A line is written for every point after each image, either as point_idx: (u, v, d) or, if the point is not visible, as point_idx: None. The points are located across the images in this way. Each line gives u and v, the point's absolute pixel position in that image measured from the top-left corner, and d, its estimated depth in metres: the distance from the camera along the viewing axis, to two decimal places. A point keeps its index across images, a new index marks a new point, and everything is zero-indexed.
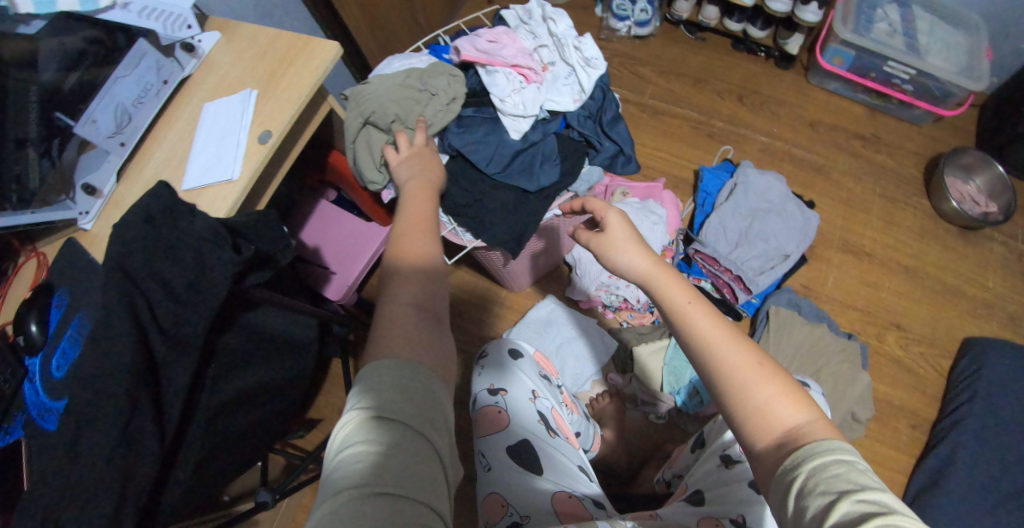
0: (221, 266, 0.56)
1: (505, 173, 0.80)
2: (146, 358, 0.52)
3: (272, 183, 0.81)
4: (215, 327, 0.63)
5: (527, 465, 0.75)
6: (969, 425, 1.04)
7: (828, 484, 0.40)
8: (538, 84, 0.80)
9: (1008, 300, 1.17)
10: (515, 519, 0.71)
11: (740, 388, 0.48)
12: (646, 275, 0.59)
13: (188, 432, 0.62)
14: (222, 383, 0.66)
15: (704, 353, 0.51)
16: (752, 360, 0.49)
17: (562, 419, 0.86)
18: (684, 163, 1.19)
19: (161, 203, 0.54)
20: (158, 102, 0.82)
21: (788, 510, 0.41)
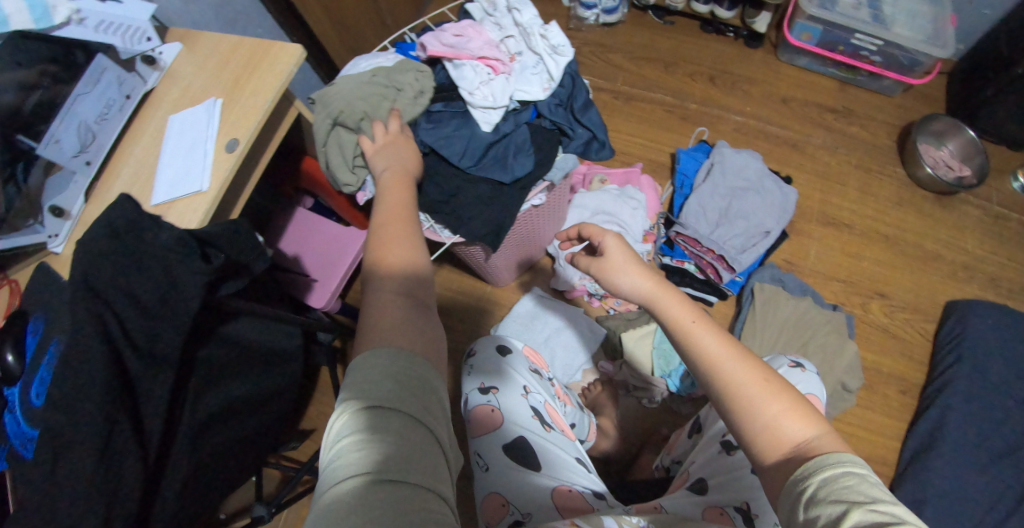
0: (193, 276, 0.55)
1: (478, 166, 0.79)
2: (120, 373, 0.51)
3: (244, 191, 0.80)
4: (191, 340, 0.62)
5: (526, 462, 0.74)
6: (957, 387, 1.06)
7: (837, 493, 0.41)
8: (506, 75, 0.80)
9: (986, 262, 1.19)
10: (518, 518, 0.70)
11: (749, 403, 0.51)
12: (649, 296, 0.61)
13: (171, 448, 0.60)
14: (204, 396, 0.64)
15: (714, 373, 0.54)
16: (759, 377, 0.52)
17: (555, 410, 0.85)
18: (660, 147, 1.19)
19: (127, 218, 0.53)
20: (122, 117, 0.81)
21: (798, 516, 0.43)
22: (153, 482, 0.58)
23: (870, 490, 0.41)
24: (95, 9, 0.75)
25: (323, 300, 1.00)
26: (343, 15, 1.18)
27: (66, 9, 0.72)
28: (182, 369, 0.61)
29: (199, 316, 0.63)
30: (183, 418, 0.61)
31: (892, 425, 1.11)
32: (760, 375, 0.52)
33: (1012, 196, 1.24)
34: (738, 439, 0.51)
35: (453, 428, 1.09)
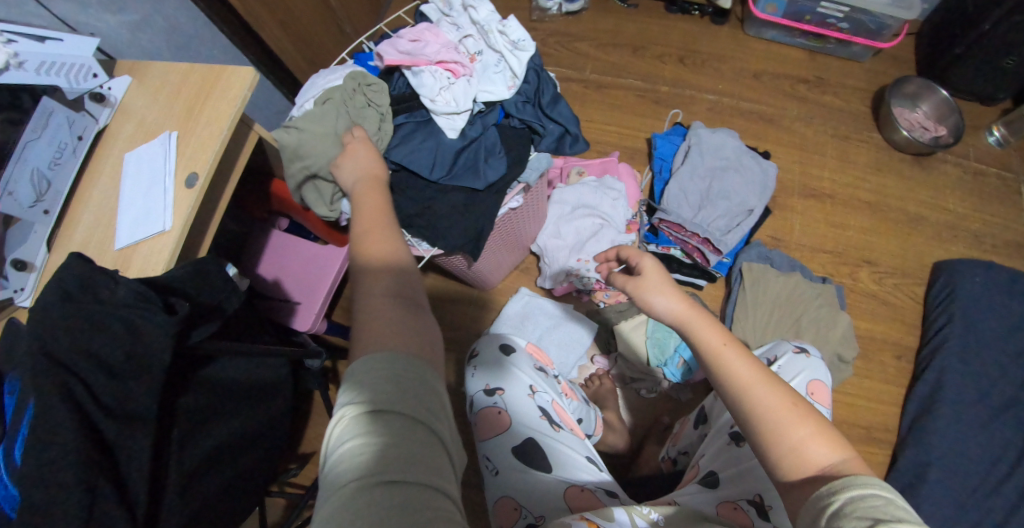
0: (159, 328, 0.53)
1: (450, 175, 0.77)
2: (93, 441, 0.47)
3: (211, 224, 0.77)
4: (168, 392, 0.59)
5: (535, 463, 0.73)
6: (951, 347, 1.07)
7: (862, 509, 0.43)
8: (468, 77, 0.78)
9: (968, 219, 1.20)
10: (531, 521, 0.68)
11: (776, 428, 0.52)
12: (682, 318, 0.60)
13: (161, 508, 0.56)
14: (188, 447, 0.61)
15: (741, 395, 0.55)
16: (788, 403, 0.53)
17: (564, 411, 0.83)
18: (636, 133, 1.17)
19: (78, 280, 0.51)
20: (77, 160, 0.77)
21: (820, 525, 0.45)
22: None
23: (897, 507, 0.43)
24: (33, 50, 0.72)
25: (309, 322, 0.98)
26: (299, 28, 1.14)
27: (3, 54, 0.69)
28: (162, 423, 0.57)
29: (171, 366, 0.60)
30: (169, 474, 0.57)
31: (890, 390, 1.11)
32: (788, 400, 0.53)
33: (988, 150, 1.26)
34: (762, 459, 0.53)
35: (455, 439, 1.07)
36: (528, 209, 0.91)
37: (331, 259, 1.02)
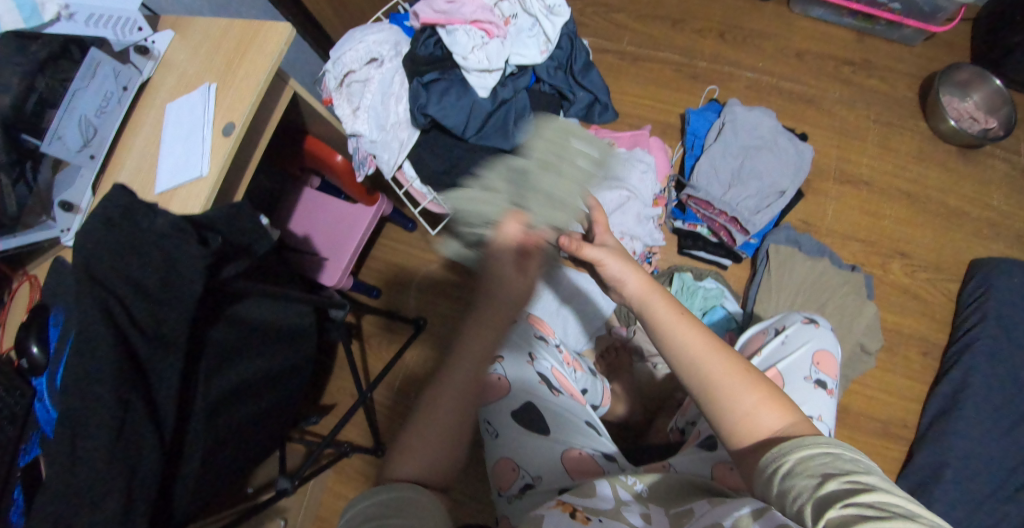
0: (195, 259, 0.55)
1: (480, 135, 0.78)
2: (129, 357, 0.51)
3: (245, 175, 0.79)
4: (197, 326, 0.62)
5: (537, 427, 0.75)
6: (980, 347, 1.04)
7: (813, 470, 0.46)
8: (501, 39, 0.78)
9: (1014, 216, 1.14)
10: (528, 481, 0.73)
11: (727, 399, 0.55)
12: (641, 299, 0.64)
13: (188, 431, 0.60)
14: (215, 379, 0.64)
15: (694, 372, 0.58)
16: (737, 373, 0.56)
17: (564, 374, 0.84)
18: (669, 108, 1.16)
19: (120, 208, 0.53)
20: (123, 109, 0.78)
21: (773, 488, 0.48)
22: (172, 464, 0.59)
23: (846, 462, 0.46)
24: (83, 2, 0.72)
25: (336, 278, 0.98)
26: None
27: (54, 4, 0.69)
28: (190, 353, 0.61)
29: (202, 301, 0.62)
30: (196, 400, 0.61)
31: (913, 387, 1.09)
32: (738, 371, 0.56)
33: None
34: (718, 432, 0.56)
35: None
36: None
37: (359, 217, 1.02)
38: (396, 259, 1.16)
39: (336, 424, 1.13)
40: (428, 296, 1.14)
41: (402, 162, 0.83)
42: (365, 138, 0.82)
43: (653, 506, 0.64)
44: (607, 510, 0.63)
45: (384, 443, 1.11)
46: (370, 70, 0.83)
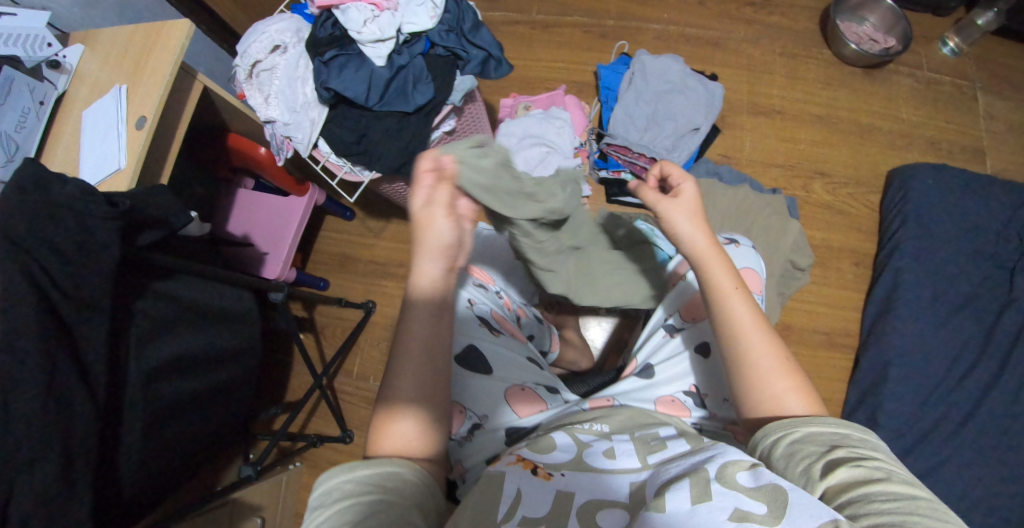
0: (102, 223, 0.58)
1: (383, 102, 0.83)
2: (52, 317, 0.55)
3: (166, 168, 0.82)
4: (121, 296, 0.65)
5: (479, 367, 0.77)
6: (906, 248, 1.09)
7: (821, 438, 0.54)
8: (393, 10, 0.82)
9: (923, 125, 1.20)
10: (476, 421, 0.75)
11: (759, 364, 0.61)
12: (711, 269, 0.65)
13: (123, 394, 0.65)
14: (148, 348, 0.68)
15: (738, 337, 0.62)
16: (777, 353, 0.61)
17: (503, 316, 0.86)
18: (583, 67, 1.21)
19: (35, 174, 0.56)
20: (41, 124, 0.81)
21: (785, 449, 0.55)
22: (112, 426, 0.64)
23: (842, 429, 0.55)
24: None
25: (278, 272, 1.03)
26: None
27: None
28: (116, 324, 0.64)
29: (119, 271, 0.64)
30: (130, 366, 0.65)
31: (849, 296, 1.14)
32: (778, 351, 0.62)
33: (943, 61, 1.24)
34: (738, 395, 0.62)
35: None
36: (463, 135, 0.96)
37: (294, 208, 1.06)
38: (344, 249, 1.20)
39: (305, 416, 1.15)
40: (378, 278, 1.17)
41: (317, 139, 0.88)
42: (279, 122, 0.87)
43: (614, 440, 0.68)
44: (569, 461, 0.64)
45: (354, 427, 1.13)
46: (275, 58, 0.87)
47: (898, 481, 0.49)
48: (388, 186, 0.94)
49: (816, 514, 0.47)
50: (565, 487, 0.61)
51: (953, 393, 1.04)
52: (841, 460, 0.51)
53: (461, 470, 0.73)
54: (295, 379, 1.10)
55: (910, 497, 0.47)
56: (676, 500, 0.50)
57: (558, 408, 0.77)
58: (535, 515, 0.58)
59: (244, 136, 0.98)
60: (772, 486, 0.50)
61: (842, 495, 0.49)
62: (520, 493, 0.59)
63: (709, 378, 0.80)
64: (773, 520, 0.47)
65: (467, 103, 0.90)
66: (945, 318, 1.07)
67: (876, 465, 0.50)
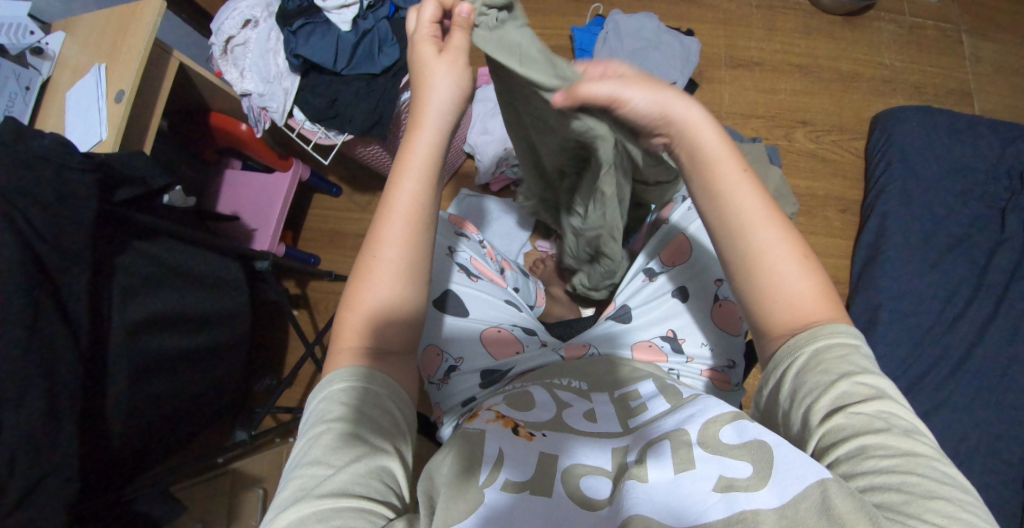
0: (83, 175, 0.61)
1: (351, 66, 0.86)
2: (35, 262, 0.58)
3: (145, 140, 0.84)
4: (103, 250, 0.68)
5: (455, 311, 0.81)
6: (893, 191, 1.07)
7: (832, 365, 0.48)
8: None
9: (907, 70, 1.18)
10: (452, 363, 0.79)
11: (769, 267, 0.53)
12: (710, 154, 0.52)
13: (105, 345, 0.68)
14: (132, 301, 0.71)
15: (741, 237, 0.53)
16: (791, 241, 0.53)
17: (483, 263, 0.89)
18: (560, 32, 1.22)
19: (15, 131, 0.59)
20: (29, 109, 0.83)
21: (786, 387, 0.51)
22: (96, 373, 0.67)
23: (859, 358, 0.49)
24: None
25: (267, 244, 1.04)
26: None
27: None
28: (98, 276, 0.67)
29: (100, 225, 0.67)
30: (113, 318, 0.68)
31: (838, 244, 1.13)
32: (787, 238, 0.53)
33: (926, 4, 1.21)
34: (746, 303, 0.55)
35: None
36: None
37: (280, 183, 1.08)
38: (335, 225, 1.23)
39: (302, 390, 1.18)
40: None
41: (292, 108, 0.91)
42: (255, 94, 0.89)
43: (594, 401, 0.67)
44: (549, 420, 0.63)
45: None
46: (247, 33, 0.89)
47: (901, 432, 0.45)
48: (363, 148, 0.98)
49: (801, 475, 0.43)
50: (548, 448, 0.58)
51: (947, 335, 0.99)
52: (846, 402, 0.47)
53: (441, 410, 0.79)
54: (290, 352, 1.12)
55: (910, 453, 0.44)
56: (657, 469, 0.49)
57: (535, 353, 0.79)
58: (520, 479, 0.53)
59: (225, 114, 1.01)
60: (757, 445, 0.48)
61: (839, 444, 0.45)
62: (502, 454, 0.56)
63: (688, 324, 0.80)
64: (758, 482, 0.45)
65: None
66: (937, 260, 1.03)
67: (881, 410, 0.46)
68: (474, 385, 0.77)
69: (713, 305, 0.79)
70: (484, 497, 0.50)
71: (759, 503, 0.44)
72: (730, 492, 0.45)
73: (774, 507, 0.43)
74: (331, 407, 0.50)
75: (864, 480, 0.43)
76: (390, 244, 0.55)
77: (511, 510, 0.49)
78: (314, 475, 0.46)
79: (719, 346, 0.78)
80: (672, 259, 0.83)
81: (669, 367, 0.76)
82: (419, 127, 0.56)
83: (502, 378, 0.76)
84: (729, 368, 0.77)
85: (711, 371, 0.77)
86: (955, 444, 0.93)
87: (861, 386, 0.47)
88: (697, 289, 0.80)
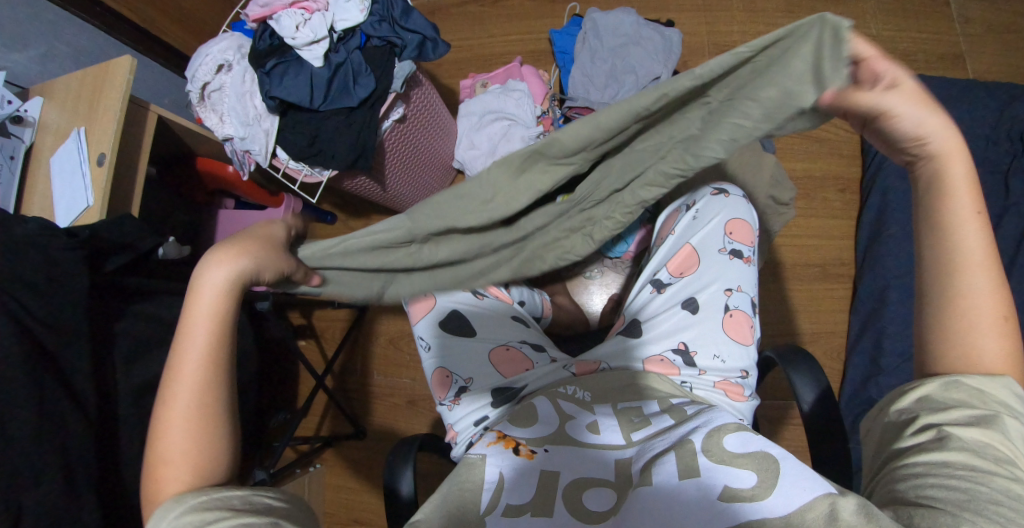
0: (69, 252, 0.63)
1: (329, 101, 0.85)
2: (35, 345, 0.59)
3: (133, 199, 0.85)
4: (100, 321, 0.69)
5: (462, 331, 0.82)
6: (892, 166, 1.05)
7: (953, 392, 0.47)
8: (323, 11, 0.85)
9: (898, 39, 1.15)
10: (461, 385, 0.79)
11: (965, 316, 0.48)
12: (960, 221, 0.48)
13: (116, 412, 0.69)
14: (135, 367, 0.72)
15: (950, 240, 0.48)
16: (999, 300, 0.48)
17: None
18: (539, 36, 1.21)
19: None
20: (15, 178, 0.83)
21: (904, 400, 0.49)
22: (109, 444, 0.68)
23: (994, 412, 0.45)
24: None
25: None
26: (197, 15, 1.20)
27: None
28: (98, 346, 0.68)
29: (94, 297, 0.68)
30: (119, 385, 0.69)
31: (841, 224, 1.11)
32: (996, 299, 0.48)
33: None
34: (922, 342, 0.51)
35: None
36: (418, 120, 0.98)
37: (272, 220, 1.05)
38: None
39: (318, 420, 1.18)
40: None
41: (274, 148, 0.91)
42: (236, 139, 0.89)
43: (598, 412, 0.68)
44: (552, 434, 0.64)
45: (365, 424, 1.14)
46: (222, 77, 0.88)
47: (992, 459, 0.43)
48: (351, 182, 0.97)
49: (808, 486, 0.48)
50: (550, 464, 0.60)
51: None
52: (939, 419, 0.46)
53: (452, 431, 0.77)
54: (302, 384, 1.13)
55: (991, 471, 0.42)
56: (664, 474, 0.52)
57: (545, 368, 0.77)
58: (519, 502, 0.56)
59: (214, 159, 1.01)
60: (762, 454, 0.52)
61: (923, 453, 0.45)
62: (504, 476, 0.59)
63: (701, 336, 0.75)
64: (764, 491, 0.49)
65: (413, 88, 0.94)
66: None
67: (978, 434, 0.44)
68: (486, 405, 0.75)
69: (724, 315, 0.75)
70: (486, 522, 0.55)
71: (766, 511, 0.47)
72: (735, 501, 0.49)
73: (780, 515, 0.47)
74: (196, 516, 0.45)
75: (924, 479, 0.44)
76: (181, 404, 0.50)
77: None
78: None
79: (732, 356, 0.74)
80: (681, 270, 0.79)
81: (682, 381, 0.73)
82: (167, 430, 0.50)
83: (515, 396, 0.75)
84: (743, 379, 0.73)
85: (725, 382, 0.73)
86: None
87: (965, 421, 0.45)
88: (707, 300, 0.76)
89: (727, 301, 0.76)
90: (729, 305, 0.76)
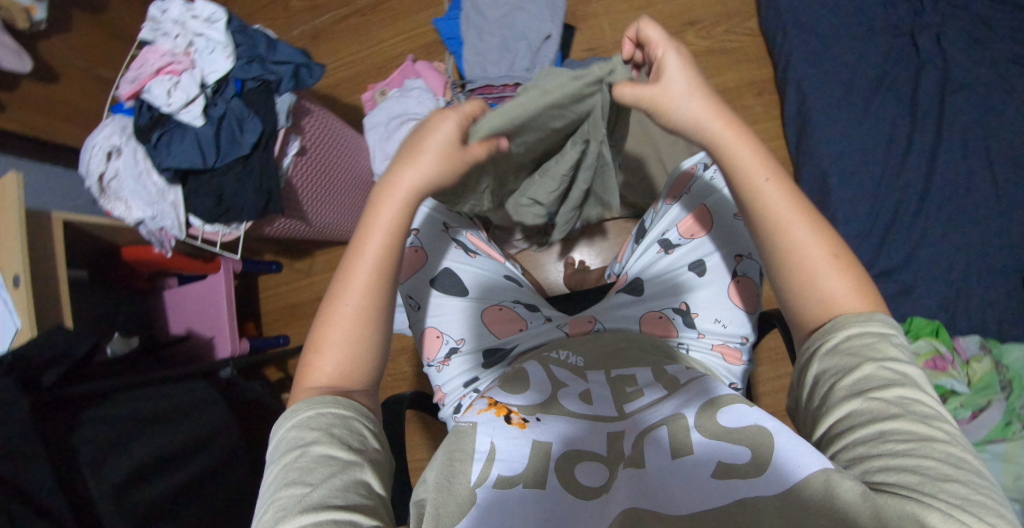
0: None
1: (222, 156, 0.84)
2: None
3: (63, 311, 0.83)
4: (54, 437, 0.69)
5: (457, 290, 0.80)
6: (799, 56, 1.06)
7: (860, 348, 0.49)
8: (190, 69, 0.84)
9: None
10: (454, 345, 0.78)
11: (806, 278, 0.53)
12: (772, 217, 0.54)
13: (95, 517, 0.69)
14: (107, 468, 0.71)
15: (762, 209, 0.54)
16: (826, 240, 0.53)
17: (478, 236, 0.86)
18: (426, 29, 1.22)
19: None
20: None
21: (815, 369, 0.51)
22: None
23: (905, 370, 0.47)
24: None
25: (228, 347, 1.01)
26: None
27: None
28: (60, 463, 0.68)
29: (41, 417, 0.69)
30: (94, 495, 0.69)
31: (768, 126, 1.11)
32: (848, 279, 0.52)
33: None
34: (781, 294, 0.56)
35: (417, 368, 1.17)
36: (320, 146, 0.95)
37: (214, 286, 1.02)
38: (291, 298, 1.22)
39: None
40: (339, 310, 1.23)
41: (188, 218, 0.89)
42: (147, 219, 0.87)
43: (591, 380, 0.65)
44: (543, 402, 0.60)
45: None
46: (113, 164, 0.86)
47: (918, 417, 0.44)
48: (271, 226, 0.95)
49: (805, 463, 0.43)
50: (543, 435, 0.55)
51: (900, 175, 0.99)
52: (869, 384, 0.46)
53: (439, 393, 0.78)
54: None
55: (927, 438, 0.43)
56: (656, 454, 0.50)
57: (537, 329, 0.78)
58: (512, 473, 0.50)
59: (137, 246, 0.99)
60: (756, 430, 0.49)
61: (856, 428, 0.45)
62: (494, 446, 0.53)
63: (705, 299, 0.74)
64: (759, 467, 0.45)
65: (303, 117, 0.91)
66: (867, 105, 1.02)
67: (902, 394, 0.46)
68: (476, 367, 0.76)
69: (731, 280, 0.74)
70: (476, 496, 0.49)
71: (759, 491, 0.43)
72: (729, 477, 0.45)
73: (773, 493, 0.43)
74: (300, 433, 0.50)
75: (879, 462, 0.43)
76: (354, 291, 0.56)
77: (505, 508, 0.47)
78: (293, 493, 0.46)
79: (734, 321, 0.73)
80: (691, 232, 0.77)
81: (679, 343, 0.73)
82: (338, 306, 0.56)
83: (505, 356, 0.76)
84: (744, 344, 0.73)
85: (724, 345, 0.72)
86: (944, 277, 0.95)
87: (885, 382, 0.46)
88: (714, 263, 0.75)
89: (735, 267, 0.74)
90: (736, 270, 0.74)
